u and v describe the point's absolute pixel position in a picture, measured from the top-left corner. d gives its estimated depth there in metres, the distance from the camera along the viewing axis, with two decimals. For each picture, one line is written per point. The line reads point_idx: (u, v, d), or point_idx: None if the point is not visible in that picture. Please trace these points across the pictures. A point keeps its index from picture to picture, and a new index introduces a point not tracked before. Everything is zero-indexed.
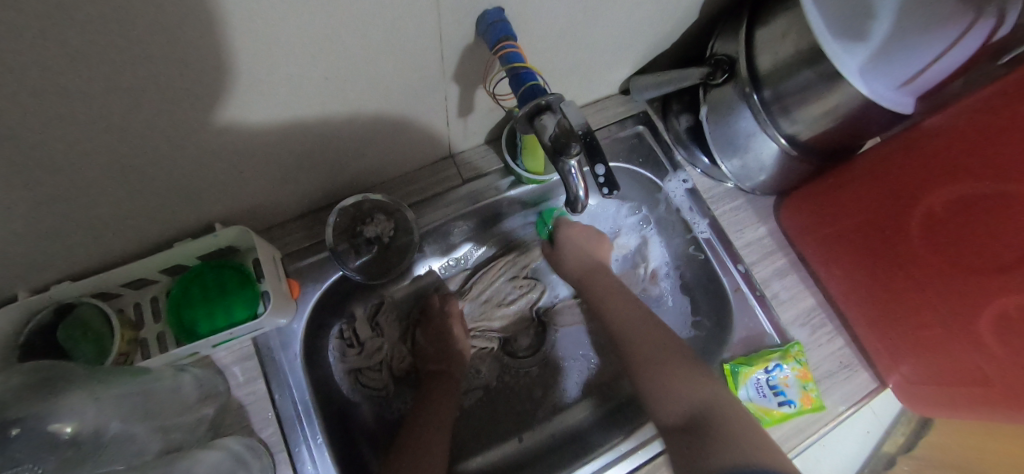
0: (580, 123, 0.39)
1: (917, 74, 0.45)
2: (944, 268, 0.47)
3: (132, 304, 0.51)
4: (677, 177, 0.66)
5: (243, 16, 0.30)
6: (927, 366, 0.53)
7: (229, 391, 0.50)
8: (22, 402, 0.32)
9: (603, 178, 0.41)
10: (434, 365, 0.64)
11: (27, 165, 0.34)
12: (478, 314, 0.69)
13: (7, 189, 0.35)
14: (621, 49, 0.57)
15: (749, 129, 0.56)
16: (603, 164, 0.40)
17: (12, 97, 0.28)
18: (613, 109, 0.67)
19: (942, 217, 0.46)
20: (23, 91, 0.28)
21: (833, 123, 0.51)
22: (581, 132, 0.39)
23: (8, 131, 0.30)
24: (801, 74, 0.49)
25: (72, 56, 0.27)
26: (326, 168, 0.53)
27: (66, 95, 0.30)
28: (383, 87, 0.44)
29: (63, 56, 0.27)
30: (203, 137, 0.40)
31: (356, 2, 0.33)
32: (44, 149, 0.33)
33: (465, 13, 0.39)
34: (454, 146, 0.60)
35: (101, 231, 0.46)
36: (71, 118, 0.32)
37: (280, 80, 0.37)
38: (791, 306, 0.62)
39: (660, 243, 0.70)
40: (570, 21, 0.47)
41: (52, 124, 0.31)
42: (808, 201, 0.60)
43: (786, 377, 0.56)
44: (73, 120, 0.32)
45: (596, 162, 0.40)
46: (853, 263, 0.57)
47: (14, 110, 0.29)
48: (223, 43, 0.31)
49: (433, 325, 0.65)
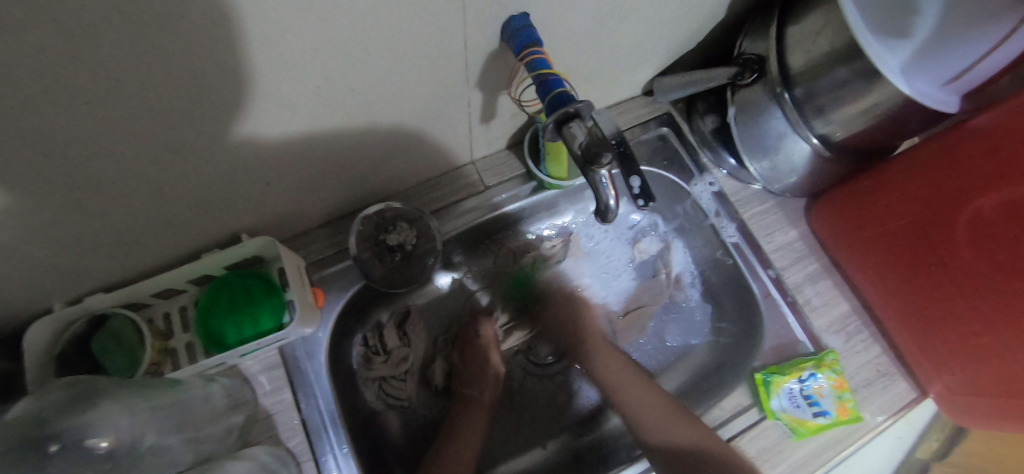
0: (612, 130, 0.36)
1: (961, 72, 0.43)
2: (994, 275, 0.44)
3: (161, 314, 0.52)
4: (704, 180, 0.64)
5: (275, 26, 0.29)
6: (971, 375, 0.51)
7: (256, 400, 0.50)
8: (60, 416, 0.32)
9: (640, 191, 0.38)
10: (466, 388, 0.63)
11: (60, 179, 0.34)
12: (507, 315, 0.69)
13: (43, 202, 0.35)
14: (645, 51, 0.56)
15: (781, 130, 0.54)
16: (640, 176, 0.37)
17: (46, 113, 0.28)
18: (636, 111, 0.65)
19: (991, 222, 0.43)
20: (57, 107, 0.28)
21: (871, 122, 0.49)
22: (614, 142, 0.36)
23: (41, 146, 0.30)
24: (836, 72, 0.47)
25: (106, 71, 0.27)
26: (349, 177, 0.53)
27: (99, 111, 0.30)
28: (407, 97, 0.44)
29: (97, 75, 0.27)
30: (232, 147, 0.40)
31: (386, 10, 0.32)
32: (77, 163, 0.33)
33: (489, 19, 0.38)
34: (476, 152, 0.59)
35: (132, 243, 0.46)
36: (103, 134, 0.32)
37: (309, 87, 0.37)
38: (824, 313, 0.59)
39: (683, 249, 0.69)
40: (595, 24, 0.46)
41: (84, 140, 0.32)
42: (839, 205, 0.58)
43: (820, 387, 0.54)
44: (104, 135, 0.32)
45: (631, 174, 0.37)
46: (895, 269, 0.55)
47: (49, 125, 0.29)
48: (254, 56, 0.31)
49: (472, 346, 0.65)
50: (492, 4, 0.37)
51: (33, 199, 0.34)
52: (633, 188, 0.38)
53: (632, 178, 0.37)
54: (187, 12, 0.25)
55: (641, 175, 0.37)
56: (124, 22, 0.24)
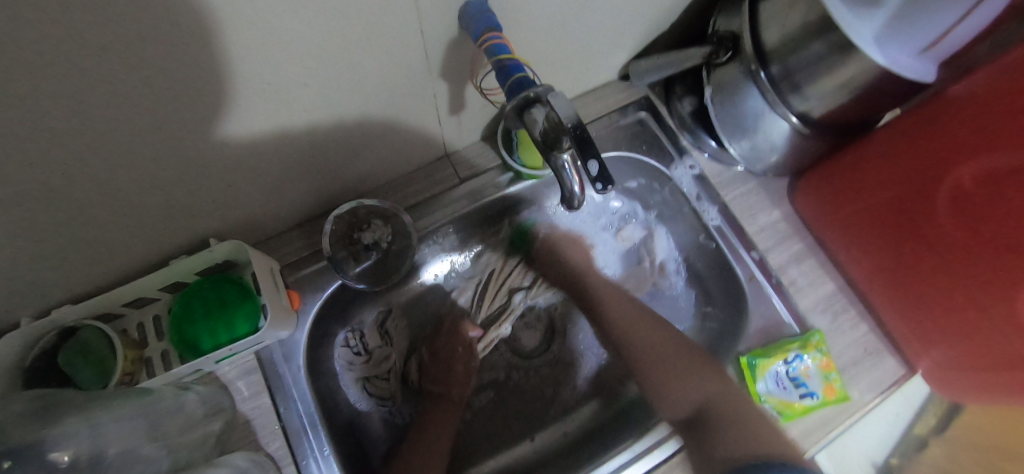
0: (570, 114, 0.36)
1: (938, 39, 0.42)
2: (977, 247, 0.43)
3: (135, 324, 0.51)
4: (684, 164, 0.63)
5: (216, 22, 0.28)
6: (959, 350, 0.50)
7: (234, 407, 0.49)
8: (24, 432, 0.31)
9: (597, 174, 0.36)
10: (435, 386, 0.62)
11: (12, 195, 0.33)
12: (487, 305, 0.68)
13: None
14: (618, 32, 0.55)
15: (758, 109, 0.53)
16: (597, 160, 0.36)
17: None
18: (613, 96, 0.64)
19: (971, 193, 0.42)
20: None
21: (849, 95, 0.48)
22: (571, 125, 0.35)
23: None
24: (812, 46, 0.46)
25: (42, 80, 0.26)
26: (319, 175, 0.52)
27: (39, 122, 0.28)
28: (372, 91, 0.43)
29: (32, 85, 0.26)
30: (190, 150, 0.39)
31: (335, 1, 0.31)
32: (27, 177, 0.32)
33: (445, 5, 0.37)
34: (450, 145, 0.58)
35: (97, 253, 0.45)
36: (49, 146, 0.31)
37: (263, 85, 0.35)
38: (810, 293, 0.59)
39: (666, 235, 0.68)
40: (560, 7, 0.44)
41: (29, 153, 0.30)
42: (821, 183, 0.57)
43: (807, 368, 0.53)
44: (51, 147, 0.31)
45: (589, 158, 0.36)
46: (878, 244, 0.54)
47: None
48: (203, 57, 0.30)
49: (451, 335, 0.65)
50: None
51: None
52: (592, 173, 0.37)
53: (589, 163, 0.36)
54: (119, 14, 0.24)
55: (597, 158, 0.36)
56: (52, 29, 0.23)
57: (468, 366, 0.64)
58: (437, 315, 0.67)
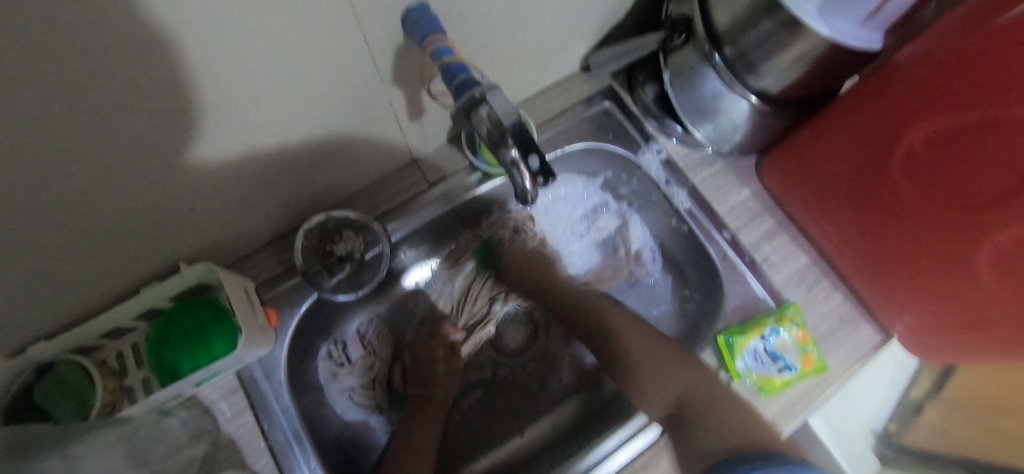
0: (512, 113, 0.39)
1: (877, 9, 0.42)
2: (934, 209, 0.44)
3: (113, 354, 0.51)
4: (651, 149, 0.63)
5: (163, 42, 0.28)
6: (929, 313, 0.51)
7: (219, 427, 0.50)
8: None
9: (539, 168, 0.39)
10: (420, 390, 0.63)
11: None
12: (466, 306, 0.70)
13: None
14: (572, 25, 0.55)
15: (716, 90, 0.54)
16: (538, 155, 0.38)
17: None
18: (576, 89, 0.64)
19: (924, 154, 0.43)
20: None
21: (802, 70, 0.49)
22: (514, 122, 0.39)
23: None
24: (760, 25, 0.46)
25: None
26: (285, 192, 0.52)
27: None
28: (327, 104, 0.43)
29: None
30: (148, 179, 0.39)
31: (277, 12, 0.32)
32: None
33: (385, 12, 0.37)
34: (416, 150, 0.58)
35: (67, 289, 0.45)
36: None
37: (218, 103, 0.36)
38: (783, 267, 0.59)
39: (641, 224, 0.69)
40: (506, 6, 0.45)
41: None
42: (784, 160, 0.58)
43: (783, 342, 0.54)
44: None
45: (531, 153, 0.38)
46: (843, 214, 0.55)
47: None
48: (145, 85, 0.30)
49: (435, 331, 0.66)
50: None
51: None
52: (534, 168, 0.39)
53: (531, 159, 0.38)
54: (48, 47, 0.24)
55: (537, 152, 0.38)
56: None
57: (451, 369, 0.65)
58: (423, 318, 0.69)
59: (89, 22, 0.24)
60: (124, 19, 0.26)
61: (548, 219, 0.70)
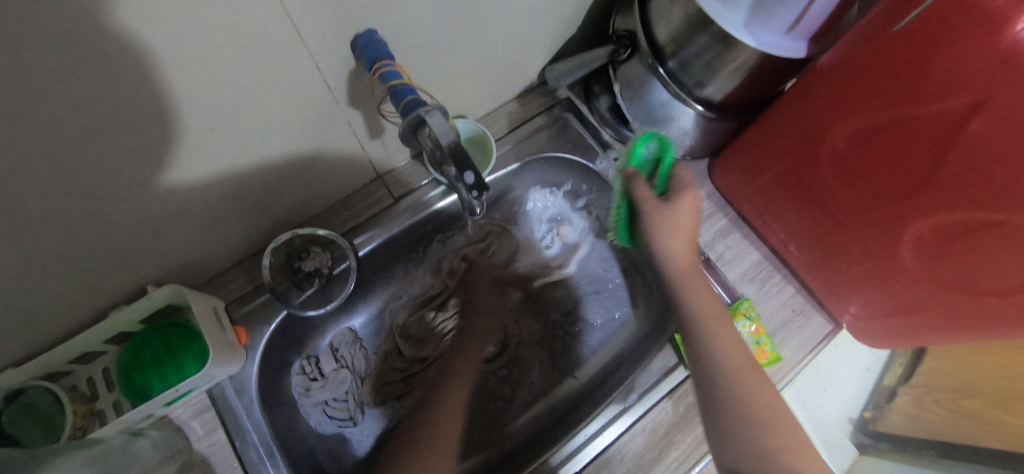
0: (447, 135, 0.41)
1: (796, 20, 0.44)
2: (863, 204, 0.47)
3: (84, 379, 0.52)
4: (608, 157, 0.66)
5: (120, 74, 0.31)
6: (868, 302, 0.54)
7: (190, 446, 0.51)
8: None
9: (474, 182, 0.43)
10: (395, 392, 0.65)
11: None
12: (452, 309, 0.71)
13: None
14: (524, 44, 0.58)
15: (663, 99, 0.57)
16: (473, 173, 0.42)
17: None
18: (534, 102, 0.67)
19: (847, 154, 0.46)
20: None
21: (738, 79, 0.52)
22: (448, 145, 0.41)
23: None
24: (699, 38, 0.49)
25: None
26: (252, 213, 0.54)
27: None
28: (282, 126, 0.45)
29: None
30: (110, 204, 0.40)
31: (229, 42, 0.34)
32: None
33: (334, 39, 0.40)
34: (380, 167, 0.60)
35: (34, 317, 0.46)
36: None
37: (168, 128, 0.37)
38: (736, 265, 0.62)
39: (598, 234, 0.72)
40: (454, 29, 0.47)
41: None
42: (731, 162, 0.61)
43: (739, 336, 0.56)
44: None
45: (465, 171, 0.42)
46: (786, 211, 0.57)
47: None
48: (99, 114, 0.32)
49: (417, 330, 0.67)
50: (331, 24, 0.38)
51: None
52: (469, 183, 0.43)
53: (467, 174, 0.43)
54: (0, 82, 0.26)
55: (472, 170, 0.43)
56: None
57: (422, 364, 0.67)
58: (394, 325, 0.69)
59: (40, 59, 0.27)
60: (72, 54, 0.28)
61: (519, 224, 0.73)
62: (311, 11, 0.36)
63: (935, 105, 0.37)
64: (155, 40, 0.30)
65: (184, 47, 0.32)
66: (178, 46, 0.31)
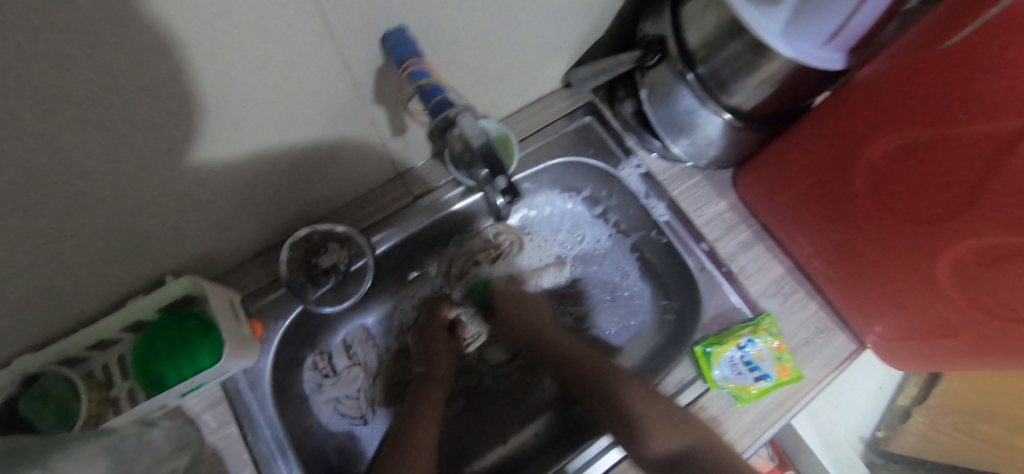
0: (481, 137, 0.42)
1: (836, 31, 0.43)
2: (898, 223, 0.45)
3: (101, 366, 0.52)
4: (631, 163, 0.65)
5: (146, 64, 0.30)
6: (896, 323, 0.53)
7: (202, 439, 0.50)
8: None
9: (505, 187, 0.43)
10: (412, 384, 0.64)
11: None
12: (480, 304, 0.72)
13: None
14: (551, 45, 0.57)
15: (691, 106, 0.55)
16: (504, 177, 0.43)
17: None
18: (557, 104, 0.66)
19: (882, 170, 0.45)
20: None
21: (771, 88, 0.50)
22: (481, 147, 0.42)
23: None
24: (728, 46, 0.48)
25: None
26: (270, 206, 0.54)
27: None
28: (306, 120, 0.44)
29: None
30: (135, 192, 0.40)
31: (259, 33, 0.33)
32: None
33: (364, 35, 0.39)
34: (400, 165, 0.60)
35: (53, 303, 0.46)
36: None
37: (194, 119, 0.37)
38: (759, 278, 0.61)
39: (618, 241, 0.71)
40: (482, 28, 0.46)
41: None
42: (757, 173, 0.59)
43: (759, 352, 0.55)
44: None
45: (498, 175, 0.43)
46: (811, 226, 0.56)
47: None
48: (129, 101, 0.32)
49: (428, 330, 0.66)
50: (362, 20, 0.38)
51: None
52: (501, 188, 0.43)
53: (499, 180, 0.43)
54: (30, 70, 0.26)
55: (504, 174, 0.43)
56: None
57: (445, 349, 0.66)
58: (404, 325, 0.69)
59: (69, 48, 0.26)
60: (100, 44, 0.27)
61: (535, 227, 0.73)
62: (343, 6, 0.35)
63: (981, 125, 0.35)
64: (183, 29, 0.29)
65: (214, 38, 0.31)
66: (208, 36, 0.31)
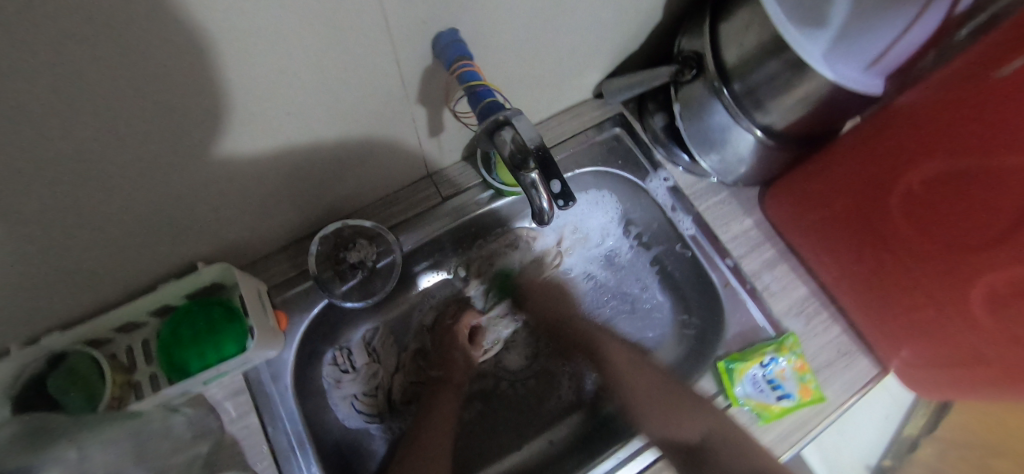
0: (533, 137, 0.41)
1: (879, 55, 0.44)
2: (932, 249, 0.46)
3: (124, 348, 0.52)
4: (658, 176, 0.66)
5: (211, 54, 0.31)
6: (923, 349, 0.53)
7: (222, 427, 0.50)
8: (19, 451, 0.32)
9: (560, 192, 0.42)
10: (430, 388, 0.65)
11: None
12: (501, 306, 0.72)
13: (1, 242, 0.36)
14: (588, 55, 0.57)
15: (724, 123, 0.56)
16: (560, 180, 0.42)
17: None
18: (588, 113, 0.66)
19: (922, 195, 0.45)
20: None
21: (807, 109, 0.51)
22: (535, 148, 0.41)
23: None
24: (767, 65, 0.49)
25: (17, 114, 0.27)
26: (303, 198, 0.54)
27: (9, 157, 0.30)
28: (350, 115, 0.45)
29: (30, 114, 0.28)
30: (179, 176, 0.40)
31: (320, 28, 0.34)
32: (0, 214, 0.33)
33: (417, 35, 0.40)
34: (432, 165, 0.60)
35: (86, 281, 0.46)
36: (22, 180, 0.32)
37: (248, 109, 0.37)
38: (783, 297, 0.61)
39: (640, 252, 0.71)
40: (528, 34, 0.47)
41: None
42: (786, 192, 0.60)
43: (782, 370, 0.55)
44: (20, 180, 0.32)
45: (552, 177, 0.41)
46: (842, 247, 0.56)
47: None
48: (190, 87, 0.32)
49: (448, 333, 0.67)
50: (417, 20, 0.38)
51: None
52: (554, 191, 0.42)
53: (552, 183, 0.42)
54: (105, 50, 0.26)
55: (559, 177, 0.42)
56: (44, 62, 0.25)
57: (462, 354, 0.66)
58: (424, 325, 0.69)
59: (143, 30, 0.26)
60: (172, 28, 0.27)
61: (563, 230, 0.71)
62: (402, 5, 0.36)
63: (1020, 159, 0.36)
64: (252, 20, 0.30)
65: (279, 31, 0.32)
66: (273, 29, 0.31)
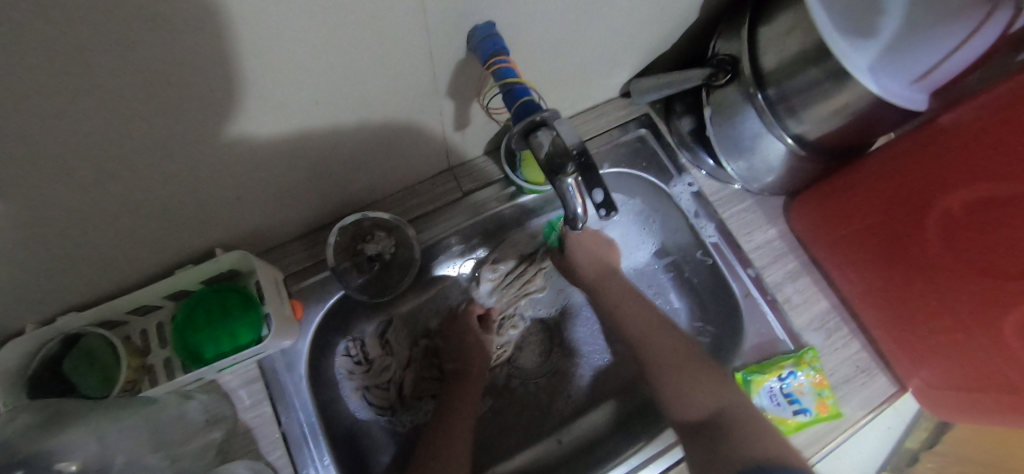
0: (574, 141, 0.41)
1: (929, 71, 0.42)
2: (969, 273, 0.45)
3: (138, 331, 0.51)
4: (683, 180, 0.65)
5: (244, 40, 0.29)
6: (948, 371, 0.52)
7: (235, 415, 0.50)
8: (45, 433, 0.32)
9: (602, 200, 0.41)
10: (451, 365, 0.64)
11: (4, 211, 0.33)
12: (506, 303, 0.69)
13: (22, 222, 0.35)
14: (618, 55, 0.56)
15: (756, 130, 0.54)
16: (602, 190, 0.41)
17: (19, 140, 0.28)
18: (614, 114, 0.65)
19: (959, 219, 0.44)
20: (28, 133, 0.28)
21: (842, 123, 0.49)
22: (574, 152, 0.41)
23: (18, 173, 0.30)
24: (806, 73, 0.47)
25: (44, 99, 0.26)
26: (322, 187, 0.53)
27: (31, 142, 0.29)
28: (376, 106, 0.44)
29: (62, 100, 0.27)
30: (202, 163, 0.39)
31: (359, 16, 0.32)
32: (20, 199, 0.32)
33: (453, 30, 0.38)
34: (453, 159, 0.59)
35: (105, 265, 0.46)
36: (44, 165, 0.31)
37: (275, 96, 0.36)
38: (804, 310, 0.60)
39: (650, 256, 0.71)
40: (563, 29, 0.46)
41: (22, 170, 0.30)
42: (810, 205, 0.59)
43: (801, 385, 0.55)
44: (43, 165, 0.31)
45: (594, 188, 0.41)
46: (869, 264, 0.56)
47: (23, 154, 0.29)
48: (223, 73, 0.31)
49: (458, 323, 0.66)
50: (457, 13, 0.37)
51: (19, 219, 0.34)
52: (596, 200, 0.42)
53: (595, 192, 0.41)
54: (137, 36, 0.25)
55: (602, 187, 0.41)
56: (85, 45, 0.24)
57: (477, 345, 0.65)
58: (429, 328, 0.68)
59: (184, 17, 0.25)
60: (211, 16, 0.26)
61: None
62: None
63: None
64: (291, 8, 0.29)
65: (316, 16, 0.30)
66: (310, 16, 0.30)
